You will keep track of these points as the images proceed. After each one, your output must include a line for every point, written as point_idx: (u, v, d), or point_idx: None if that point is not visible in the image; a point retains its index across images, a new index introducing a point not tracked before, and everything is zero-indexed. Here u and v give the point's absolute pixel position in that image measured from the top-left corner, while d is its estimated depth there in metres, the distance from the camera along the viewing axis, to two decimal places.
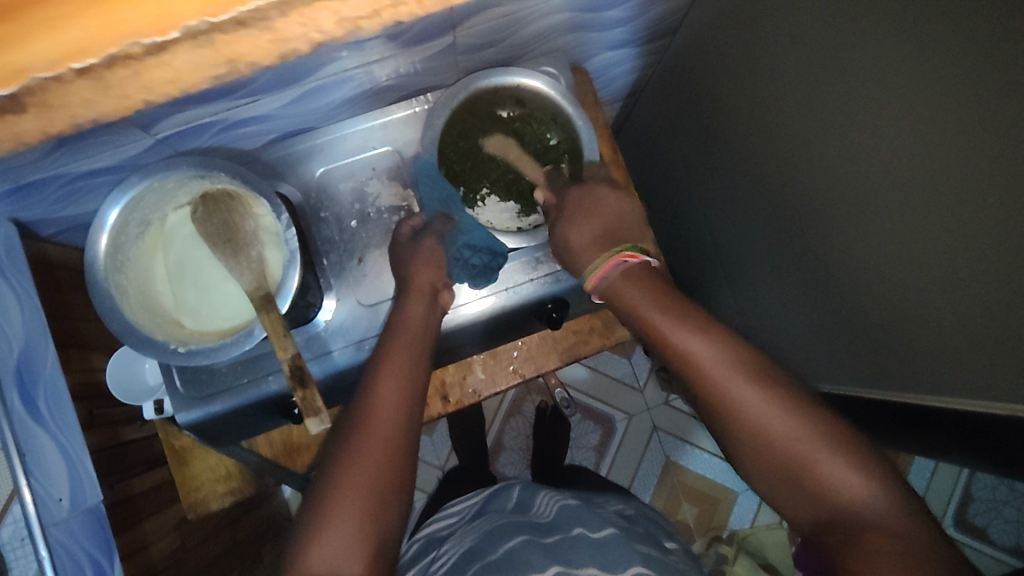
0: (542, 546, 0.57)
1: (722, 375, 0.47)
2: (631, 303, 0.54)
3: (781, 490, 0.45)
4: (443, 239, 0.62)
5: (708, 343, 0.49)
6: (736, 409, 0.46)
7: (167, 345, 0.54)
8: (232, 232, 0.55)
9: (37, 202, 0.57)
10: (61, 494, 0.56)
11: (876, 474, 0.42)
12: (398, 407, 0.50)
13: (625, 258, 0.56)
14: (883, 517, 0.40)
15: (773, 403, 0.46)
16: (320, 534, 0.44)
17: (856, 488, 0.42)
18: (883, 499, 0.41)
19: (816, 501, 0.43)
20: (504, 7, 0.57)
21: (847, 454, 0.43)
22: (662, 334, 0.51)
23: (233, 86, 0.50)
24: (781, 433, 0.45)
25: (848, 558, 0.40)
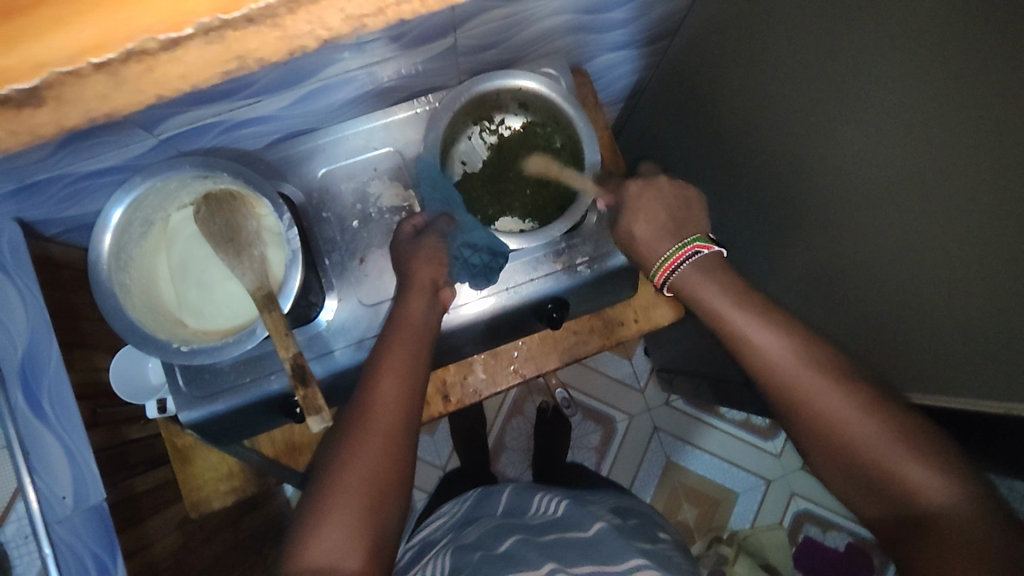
0: (540, 545, 0.57)
1: (792, 366, 0.48)
2: (700, 298, 0.55)
3: (852, 484, 0.45)
4: (445, 238, 0.62)
5: (773, 334, 0.50)
6: (810, 403, 0.47)
7: (170, 344, 0.54)
8: (234, 232, 0.55)
9: (41, 202, 0.58)
10: (64, 492, 0.57)
11: (956, 474, 0.40)
12: (398, 404, 0.51)
13: (696, 249, 0.58)
14: (952, 517, 0.39)
15: (843, 397, 0.45)
16: (317, 529, 0.44)
17: (935, 488, 0.40)
18: (956, 498, 0.39)
19: (888, 497, 0.42)
20: (505, 9, 0.57)
21: (917, 451, 0.42)
22: (736, 328, 0.52)
23: (237, 86, 0.50)
24: (848, 426, 0.45)
25: (919, 554, 0.39)
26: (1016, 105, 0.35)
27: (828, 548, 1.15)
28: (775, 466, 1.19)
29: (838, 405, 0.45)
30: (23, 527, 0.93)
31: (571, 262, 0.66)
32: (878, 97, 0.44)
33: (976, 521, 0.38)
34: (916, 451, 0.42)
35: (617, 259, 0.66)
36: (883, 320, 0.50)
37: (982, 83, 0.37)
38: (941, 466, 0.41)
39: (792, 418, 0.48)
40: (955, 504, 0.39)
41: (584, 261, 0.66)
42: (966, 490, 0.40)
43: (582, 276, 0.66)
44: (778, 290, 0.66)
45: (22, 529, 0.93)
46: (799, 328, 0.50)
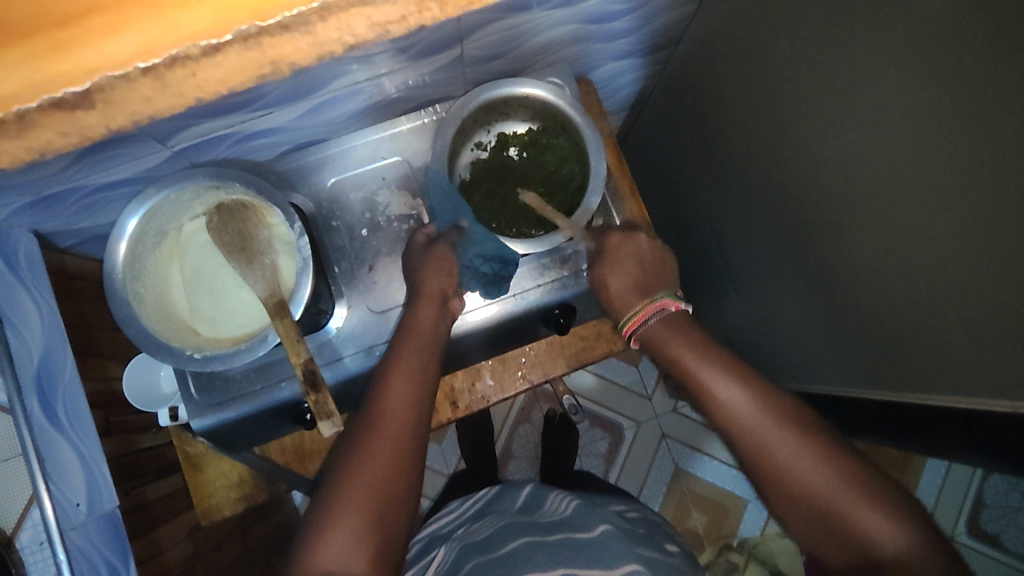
0: (546, 546, 0.57)
1: (753, 422, 0.48)
2: (667, 348, 0.55)
3: (815, 538, 0.45)
4: (455, 248, 0.63)
5: (740, 388, 0.50)
6: (771, 457, 0.47)
7: (183, 351, 0.55)
8: (246, 241, 0.56)
9: (57, 214, 0.59)
10: (79, 499, 0.58)
11: (910, 523, 0.42)
12: (409, 408, 0.51)
13: (667, 304, 0.58)
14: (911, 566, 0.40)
15: (799, 447, 0.46)
16: (326, 531, 0.45)
17: (891, 537, 0.42)
18: (907, 543, 0.41)
19: (849, 549, 0.43)
20: (510, 20, 0.58)
21: (876, 503, 0.43)
22: (698, 377, 0.52)
23: (247, 99, 0.52)
24: (813, 485, 0.45)
25: None
26: (1003, 105, 0.36)
27: None
28: None
29: (794, 454, 0.46)
30: (39, 534, 0.94)
31: (578, 268, 0.67)
32: (874, 100, 0.45)
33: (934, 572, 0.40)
34: (874, 500, 0.43)
35: None
36: (888, 321, 0.50)
37: (967, 82, 0.38)
38: (900, 516, 0.42)
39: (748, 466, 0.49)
40: (916, 554, 0.41)
41: None
42: (920, 539, 0.41)
43: (589, 281, 0.67)
44: (786, 294, 0.66)
45: (37, 535, 0.94)
46: (755, 377, 0.51)
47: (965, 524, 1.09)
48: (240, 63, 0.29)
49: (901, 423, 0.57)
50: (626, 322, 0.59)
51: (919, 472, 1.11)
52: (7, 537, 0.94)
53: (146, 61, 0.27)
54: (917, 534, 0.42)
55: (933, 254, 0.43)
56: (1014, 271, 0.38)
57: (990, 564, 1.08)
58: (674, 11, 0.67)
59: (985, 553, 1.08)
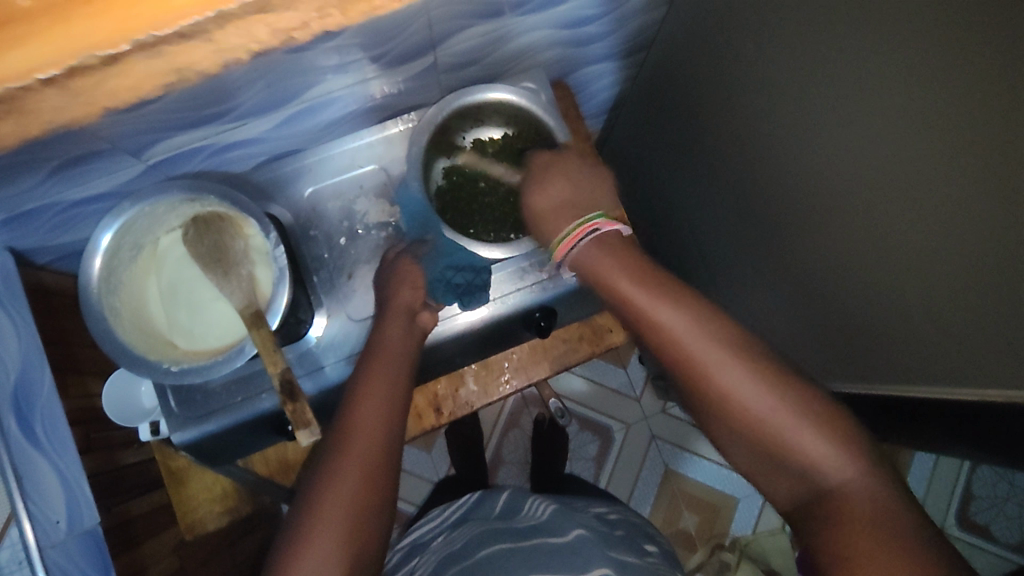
0: (515, 553, 0.58)
1: (698, 347, 0.46)
2: (598, 271, 0.52)
3: (763, 469, 0.45)
4: (419, 261, 0.64)
5: (681, 311, 0.48)
6: (719, 387, 0.45)
7: (161, 364, 0.55)
8: (222, 253, 0.56)
9: (33, 230, 0.59)
10: (59, 516, 0.58)
11: (852, 446, 0.42)
12: (381, 422, 0.52)
13: (597, 224, 0.54)
14: (862, 496, 0.41)
15: (744, 372, 0.45)
16: (299, 551, 0.45)
17: (840, 467, 0.42)
18: (857, 474, 0.41)
19: (799, 479, 0.43)
20: (483, 26, 0.59)
21: (830, 432, 0.43)
22: (637, 304, 0.49)
23: (220, 110, 0.52)
24: (766, 415, 0.44)
25: (828, 535, 0.40)
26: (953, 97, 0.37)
27: None
28: None
29: (740, 380, 0.45)
30: None
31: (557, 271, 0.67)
32: (838, 96, 0.46)
33: (876, 495, 0.40)
34: (817, 422, 0.43)
35: None
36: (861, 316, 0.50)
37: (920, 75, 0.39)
38: (842, 439, 0.42)
39: (693, 394, 0.47)
40: (859, 479, 0.41)
41: None
42: (862, 463, 0.42)
43: (568, 283, 0.67)
44: (764, 291, 0.66)
45: None
46: (697, 298, 0.49)
47: (956, 517, 1.10)
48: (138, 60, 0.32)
49: (878, 414, 0.57)
50: (563, 240, 0.55)
51: (908, 466, 1.12)
52: None
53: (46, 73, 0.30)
54: (868, 465, 0.42)
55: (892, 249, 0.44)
56: (970, 259, 0.38)
57: (980, 555, 1.09)
58: (646, 14, 0.68)
59: (976, 545, 1.09)
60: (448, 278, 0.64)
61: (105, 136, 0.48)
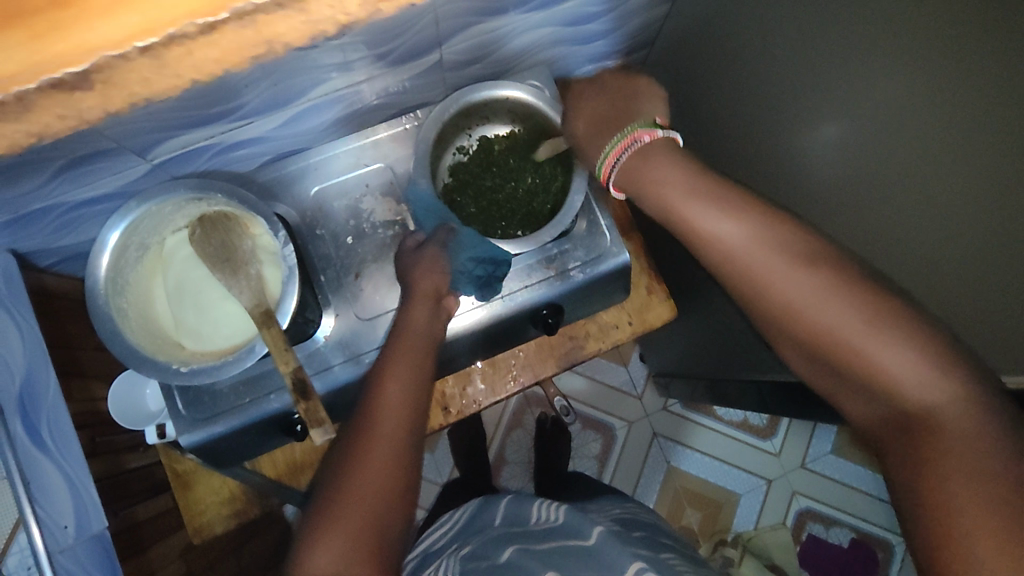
0: (537, 554, 0.58)
1: (753, 257, 0.47)
2: (649, 181, 0.52)
3: (835, 384, 0.45)
4: (446, 249, 0.62)
5: (733, 219, 0.48)
6: (778, 296, 0.46)
7: (170, 365, 0.55)
8: (230, 252, 0.56)
9: (36, 232, 0.58)
10: (67, 521, 0.57)
11: (946, 368, 0.41)
12: (404, 408, 0.52)
13: (637, 136, 0.54)
14: (950, 416, 0.40)
15: (807, 280, 0.45)
16: (325, 533, 0.45)
17: (923, 384, 0.41)
18: (941, 390, 0.41)
19: (876, 397, 0.43)
20: (487, 24, 0.59)
21: (909, 347, 0.42)
22: (686, 211, 0.50)
23: (225, 109, 0.52)
24: (828, 324, 0.44)
25: (918, 456, 0.40)
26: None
27: (832, 545, 1.16)
28: (776, 466, 1.20)
29: (805, 290, 0.45)
30: None
31: (564, 267, 0.67)
32: None
33: (971, 418, 0.40)
34: (899, 338, 0.42)
35: (610, 261, 0.67)
36: None
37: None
38: (928, 355, 0.41)
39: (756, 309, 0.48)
40: (951, 402, 0.40)
41: (577, 265, 0.67)
42: (958, 386, 0.40)
43: (575, 280, 0.67)
44: None
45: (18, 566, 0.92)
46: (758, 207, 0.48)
47: None
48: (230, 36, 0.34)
49: None
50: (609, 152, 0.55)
51: None
52: None
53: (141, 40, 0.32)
54: (953, 382, 0.41)
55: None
56: None
57: None
58: (649, 12, 0.68)
59: None
60: (470, 270, 0.63)
61: (111, 135, 0.48)
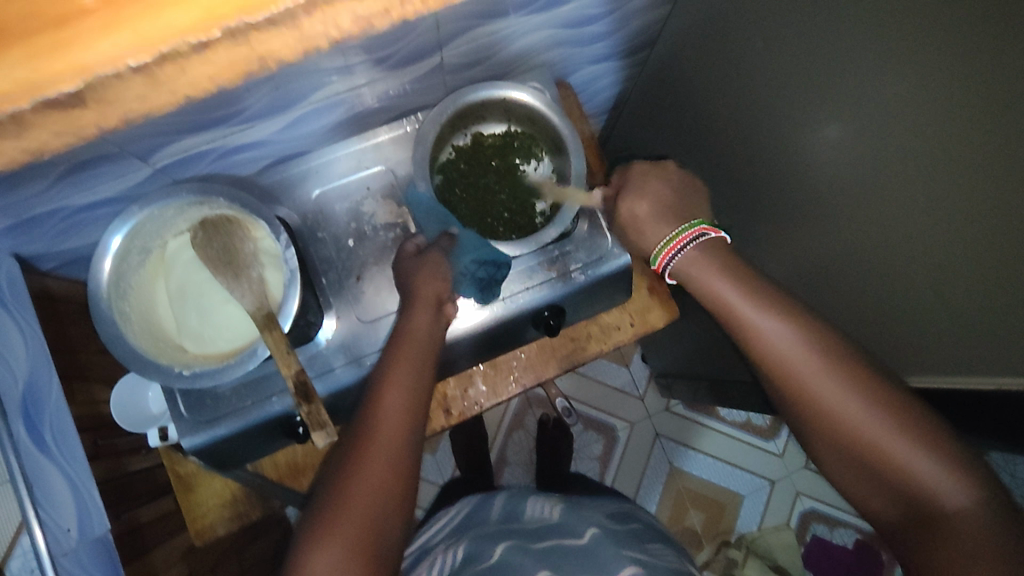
0: (532, 552, 0.58)
1: (793, 356, 0.49)
2: (698, 276, 0.56)
3: (861, 485, 0.47)
4: (448, 255, 0.62)
5: (781, 321, 0.50)
6: (815, 396, 0.48)
7: (172, 368, 0.55)
8: (232, 255, 0.56)
9: (38, 236, 0.58)
10: (70, 524, 0.57)
11: (966, 477, 0.42)
12: (405, 409, 0.52)
13: (701, 232, 0.58)
14: (967, 520, 0.41)
15: (840, 385, 0.47)
16: (326, 533, 0.45)
17: (946, 490, 0.42)
18: (960, 495, 0.42)
19: (897, 499, 0.45)
20: (487, 26, 0.59)
21: (934, 456, 0.43)
22: (741, 314, 0.52)
23: (227, 113, 0.52)
24: (859, 426, 0.46)
25: (926, 552, 0.42)
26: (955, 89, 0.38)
27: (836, 546, 1.16)
28: (779, 467, 1.20)
29: (835, 390, 0.47)
30: None
31: (566, 269, 0.67)
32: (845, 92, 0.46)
33: (985, 523, 0.40)
34: (926, 449, 0.43)
35: (611, 262, 0.67)
36: (873, 307, 0.50)
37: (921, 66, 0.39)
38: (950, 466, 0.43)
39: (790, 401, 0.50)
40: (968, 506, 0.41)
41: (579, 267, 0.67)
42: (974, 495, 0.42)
43: (576, 282, 0.67)
44: None
45: None
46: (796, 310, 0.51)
47: None
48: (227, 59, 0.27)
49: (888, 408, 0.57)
50: (666, 245, 0.58)
51: None
52: None
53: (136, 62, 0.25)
54: (976, 491, 0.42)
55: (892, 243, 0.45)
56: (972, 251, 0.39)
57: None
58: (649, 13, 0.68)
59: None
60: (472, 272, 0.63)
61: (113, 139, 0.48)
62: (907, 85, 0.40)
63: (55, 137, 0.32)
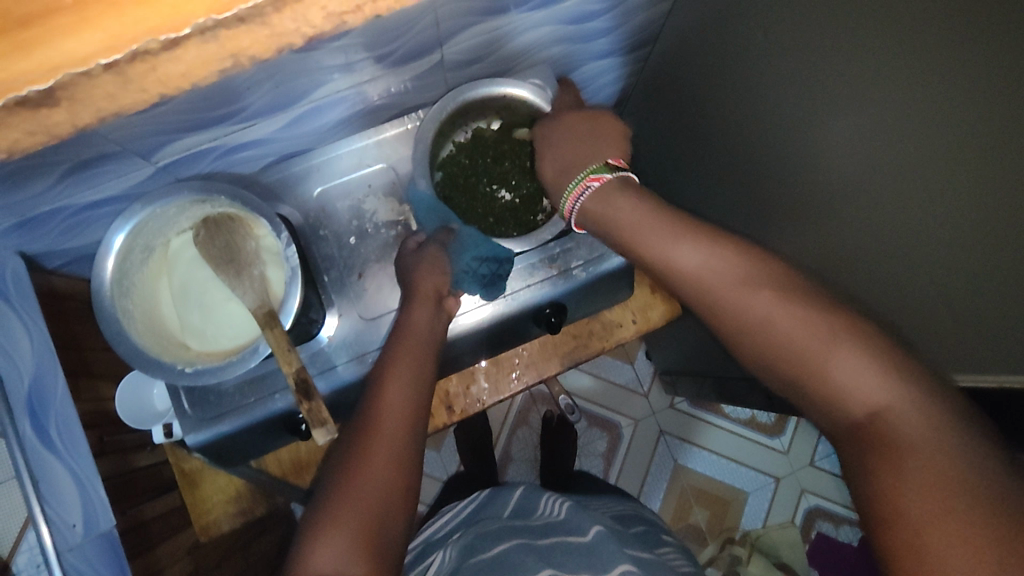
0: (533, 549, 0.58)
1: (708, 279, 0.46)
2: (603, 223, 0.54)
3: (802, 399, 0.42)
4: (447, 250, 0.63)
5: (692, 246, 0.48)
6: (735, 317, 0.45)
7: (175, 366, 0.55)
8: (234, 253, 0.56)
9: (43, 235, 0.59)
10: (75, 519, 0.58)
11: (902, 371, 0.37)
12: (405, 405, 0.52)
13: (588, 183, 0.55)
14: (906, 420, 0.36)
15: (771, 299, 0.43)
16: (327, 529, 0.45)
17: (876, 389, 0.38)
18: (895, 392, 0.37)
19: (835, 408, 0.40)
20: (489, 23, 0.59)
21: (861, 351, 0.39)
22: (658, 248, 0.49)
23: (228, 111, 0.52)
24: (783, 337, 0.42)
25: (872, 462, 0.36)
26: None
27: (841, 543, 1.15)
28: (783, 464, 1.19)
29: (760, 309, 0.44)
30: (35, 557, 0.95)
31: (566, 267, 0.67)
32: None
33: (929, 423, 0.36)
34: (855, 345, 0.39)
35: (611, 261, 0.67)
36: None
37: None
38: (879, 360, 0.38)
39: (723, 329, 0.46)
40: (909, 405, 0.37)
41: (580, 265, 0.67)
42: (915, 391, 0.37)
43: (577, 279, 0.67)
44: None
45: (34, 558, 0.95)
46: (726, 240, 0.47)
47: None
48: (198, 54, 0.31)
49: None
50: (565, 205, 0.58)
51: None
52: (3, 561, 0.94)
53: (109, 57, 0.29)
54: (911, 386, 0.37)
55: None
56: None
57: None
58: (652, 8, 0.67)
59: None
60: (473, 270, 0.63)
61: (115, 138, 0.48)
62: None
63: (50, 130, 0.33)
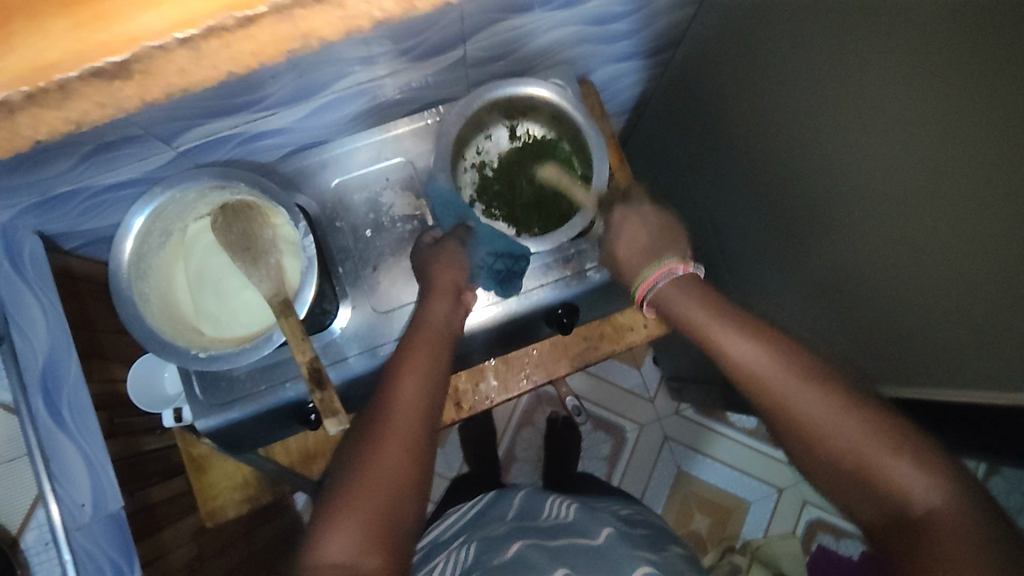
0: (547, 550, 0.58)
1: (755, 367, 0.49)
2: (676, 311, 0.56)
3: (843, 491, 0.44)
4: (465, 246, 0.63)
5: (743, 336, 0.51)
6: (781, 403, 0.47)
7: (189, 350, 0.55)
8: (251, 241, 0.57)
9: (62, 215, 0.59)
10: (84, 499, 0.58)
11: (941, 471, 0.40)
12: (421, 401, 0.52)
13: (670, 269, 0.58)
14: (951, 519, 0.38)
15: (816, 396, 0.46)
16: (337, 523, 0.45)
17: (923, 490, 0.40)
18: (940, 495, 0.39)
19: (883, 503, 0.42)
20: (513, 21, 0.59)
21: (910, 454, 0.41)
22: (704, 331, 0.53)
23: (251, 99, 0.52)
24: (828, 433, 0.44)
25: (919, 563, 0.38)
26: (988, 100, 0.37)
27: (842, 557, 1.14)
28: (787, 475, 1.19)
29: (813, 404, 0.46)
30: (43, 534, 0.95)
31: (581, 267, 0.67)
32: (873, 98, 0.45)
33: (964, 520, 0.38)
34: (901, 446, 0.42)
35: None
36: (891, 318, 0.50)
37: (958, 70, 0.38)
38: (930, 466, 0.40)
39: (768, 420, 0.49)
40: (948, 503, 0.39)
41: (594, 266, 0.68)
42: (947, 486, 0.40)
43: (591, 281, 0.67)
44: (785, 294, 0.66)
45: (41, 536, 0.95)
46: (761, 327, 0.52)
47: None
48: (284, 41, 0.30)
49: None
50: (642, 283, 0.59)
51: None
52: (11, 537, 0.94)
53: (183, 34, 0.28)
54: (955, 491, 0.39)
55: (921, 253, 0.44)
56: (998, 262, 0.39)
57: None
58: (676, 13, 0.67)
59: None
60: (488, 265, 0.64)
61: (139, 121, 0.48)
62: (945, 93, 0.39)
63: (117, 104, 0.32)
